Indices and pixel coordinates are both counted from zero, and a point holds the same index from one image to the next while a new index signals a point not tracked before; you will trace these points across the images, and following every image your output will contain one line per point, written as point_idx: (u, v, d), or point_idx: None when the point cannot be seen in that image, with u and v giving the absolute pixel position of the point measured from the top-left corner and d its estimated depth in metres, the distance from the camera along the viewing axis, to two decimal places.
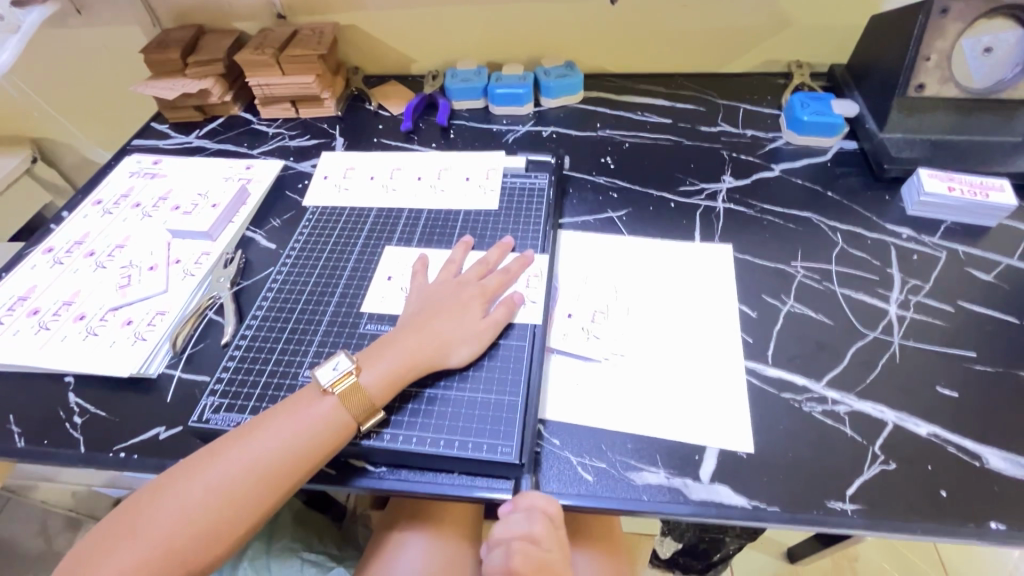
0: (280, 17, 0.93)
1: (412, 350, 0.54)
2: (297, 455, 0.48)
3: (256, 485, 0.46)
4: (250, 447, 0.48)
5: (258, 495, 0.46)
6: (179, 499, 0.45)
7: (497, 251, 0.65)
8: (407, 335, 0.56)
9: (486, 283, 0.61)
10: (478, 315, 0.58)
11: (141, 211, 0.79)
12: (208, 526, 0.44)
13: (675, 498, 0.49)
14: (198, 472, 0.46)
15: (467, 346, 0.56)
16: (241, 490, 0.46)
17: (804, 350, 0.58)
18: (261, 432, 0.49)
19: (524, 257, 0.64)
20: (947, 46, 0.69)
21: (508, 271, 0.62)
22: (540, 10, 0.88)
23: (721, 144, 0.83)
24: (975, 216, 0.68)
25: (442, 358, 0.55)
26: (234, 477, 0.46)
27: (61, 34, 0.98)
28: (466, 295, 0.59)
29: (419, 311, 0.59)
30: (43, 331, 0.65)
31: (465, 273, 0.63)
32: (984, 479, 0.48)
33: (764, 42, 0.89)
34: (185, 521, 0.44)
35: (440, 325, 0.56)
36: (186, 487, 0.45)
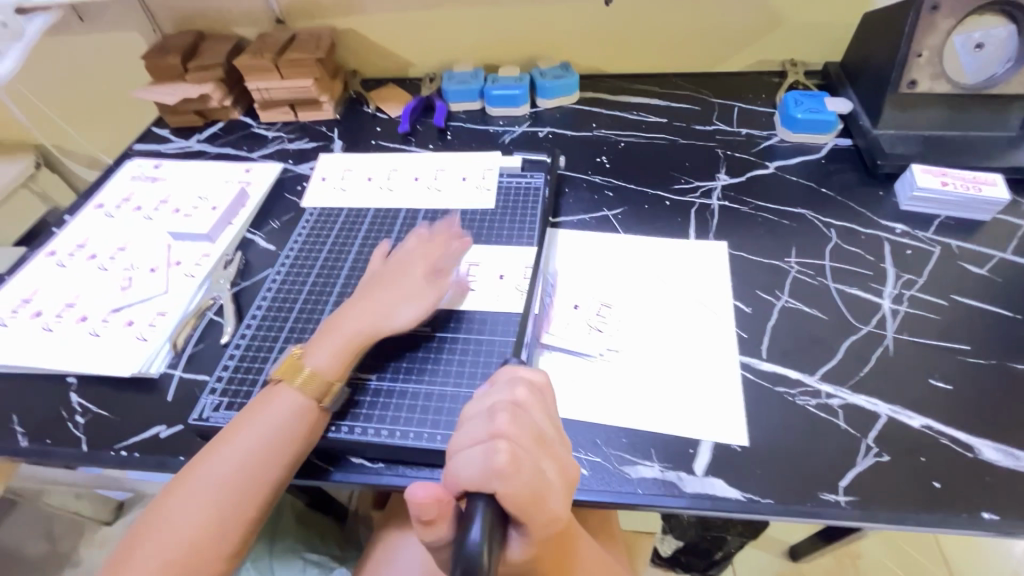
0: (279, 22, 0.95)
1: (352, 325, 0.56)
2: (285, 437, 0.49)
3: (253, 473, 0.47)
4: (240, 439, 0.49)
5: (257, 485, 0.47)
6: (184, 501, 0.45)
7: (442, 226, 0.67)
8: (349, 311, 0.57)
9: (424, 253, 0.63)
10: (418, 283, 0.60)
11: (142, 215, 0.80)
12: (218, 522, 0.45)
13: (669, 491, 0.49)
14: (196, 471, 0.47)
15: (409, 311, 0.58)
16: (239, 481, 0.47)
17: (799, 345, 0.58)
18: (246, 424, 0.50)
19: (462, 235, 0.66)
20: (938, 42, 0.69)
21: (444, 245, 0.64)
22: (535, 12, 0.89)
23: (716, 142, 0.83)
24: (968, 210, 0.68)
25: (385, 324, 0.57)
26: (230, 469, 0.47)
27: (63, 40, 0.99)
28: (408, 264, 0.62)
29: (363, 286, 0.61)
30: (45, 332, 0.66)
31: (409, 246, 0.65)
32: (978, 470, 0.48)
33: (757, 41, 0.90)
34: (194, 522, 0.44)
35: (379, 295, 0.58)
36: (187, 487, 0.46)
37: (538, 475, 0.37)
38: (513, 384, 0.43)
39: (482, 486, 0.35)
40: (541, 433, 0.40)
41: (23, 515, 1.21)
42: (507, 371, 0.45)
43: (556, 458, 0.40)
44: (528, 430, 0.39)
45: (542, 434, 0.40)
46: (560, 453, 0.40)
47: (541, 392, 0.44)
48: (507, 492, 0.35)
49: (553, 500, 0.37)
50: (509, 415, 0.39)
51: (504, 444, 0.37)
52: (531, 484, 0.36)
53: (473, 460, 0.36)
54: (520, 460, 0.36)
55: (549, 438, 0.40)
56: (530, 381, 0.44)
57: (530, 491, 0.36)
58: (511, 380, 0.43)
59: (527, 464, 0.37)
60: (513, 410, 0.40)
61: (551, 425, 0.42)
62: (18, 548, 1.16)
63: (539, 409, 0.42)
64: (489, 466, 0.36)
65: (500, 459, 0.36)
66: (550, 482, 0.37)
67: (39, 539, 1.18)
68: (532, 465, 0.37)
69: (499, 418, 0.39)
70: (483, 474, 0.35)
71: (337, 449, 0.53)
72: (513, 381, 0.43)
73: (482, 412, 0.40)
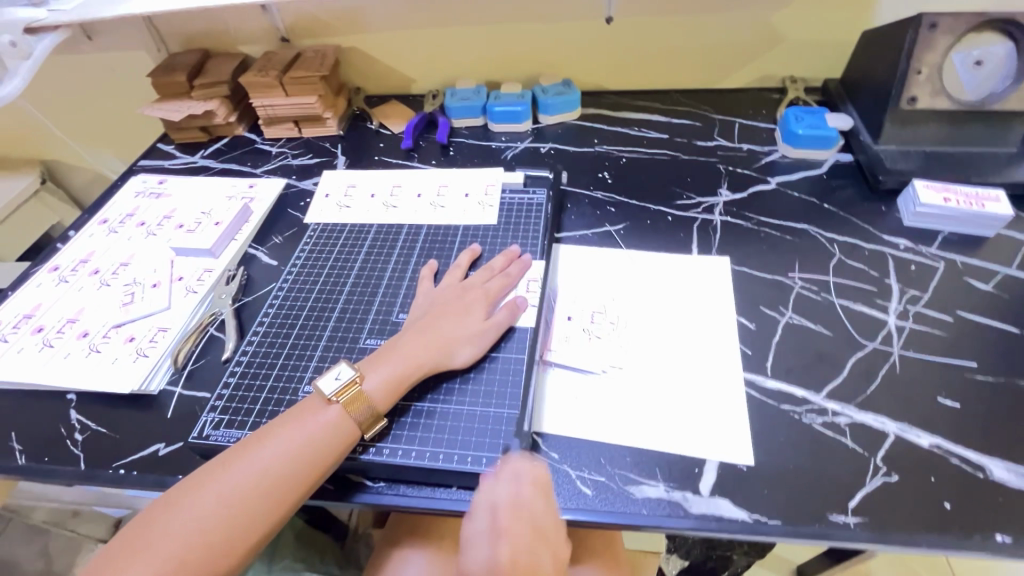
0: (284, 40, 0.96)
1: (414, 355, 0.55)
2: (304, 463, 0.48)
3: (265, 496, 0.46)
4: (257, 456, 0.48)
5: (267, 509, 0.46)
6: (191, 511, 0.45)
7: (503, 258, 0.66)
8: (412, 338, 0.57)
9: (490, 286, 0.62)
10: (481, 317, 0.59)
11: (145, 230, 0.80)
12: (222, 537, 0.44)
13: (675, 512, 0.48)
14: (209, 483, 0.46)
15: (470, 346, 0.57)
16: (249, 502, 0.46)
17: (804, 361, 0.58)
18: (267, 443, 0.49)
19: (523, 261, 0.66)
20: (938, 59, 0.70)
21: (509, 274, 0.64)
22: (536, 30, 0.90)
23: (717, 158, 0.84)
24: (972, 226, 0.68)
25: (446, 358, 0.56)
26: (244, 488, 0.46)
27: (72, 59, 1.00)
28: (470, 294, 0.61)
29: (425, 313, 0.60)
30: (47, 348, 0.66)
31: (471, 278, 0.64)
32: (989, 491, 0.48)
33: (757, 58, 0.91)
34: (199, 535, 0.44)
35: (442, 326, 0.58)
36: (198, 499, 0.45)
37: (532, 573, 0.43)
38: (516, 480, 0.47)
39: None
40: (541, 530, 0.46)
41: None
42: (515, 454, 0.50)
43: (553, 546, 0.46)
44: (526, 526, 0.46)
45: (540, 529, 0.46)
46: (554, 538, 0.46)
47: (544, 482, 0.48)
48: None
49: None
50: (510, 514, 0.46)
51: (504, 548, 0.44)
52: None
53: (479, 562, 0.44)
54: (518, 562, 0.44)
55: (546, 528, 0.46)
56: (533, 469, 0.48)
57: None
58: (515, 474, 0.48)
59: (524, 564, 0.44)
60: (514, 508, 0.46)
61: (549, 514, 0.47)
62: None
63: (541, 499, 0.47)
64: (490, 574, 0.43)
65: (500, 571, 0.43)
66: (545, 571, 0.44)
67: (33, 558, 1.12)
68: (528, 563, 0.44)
69: (499, 516, 0.46)
70: None
71: (338, 469, 0.53)
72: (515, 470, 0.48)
73: (485, 504, 0.47)
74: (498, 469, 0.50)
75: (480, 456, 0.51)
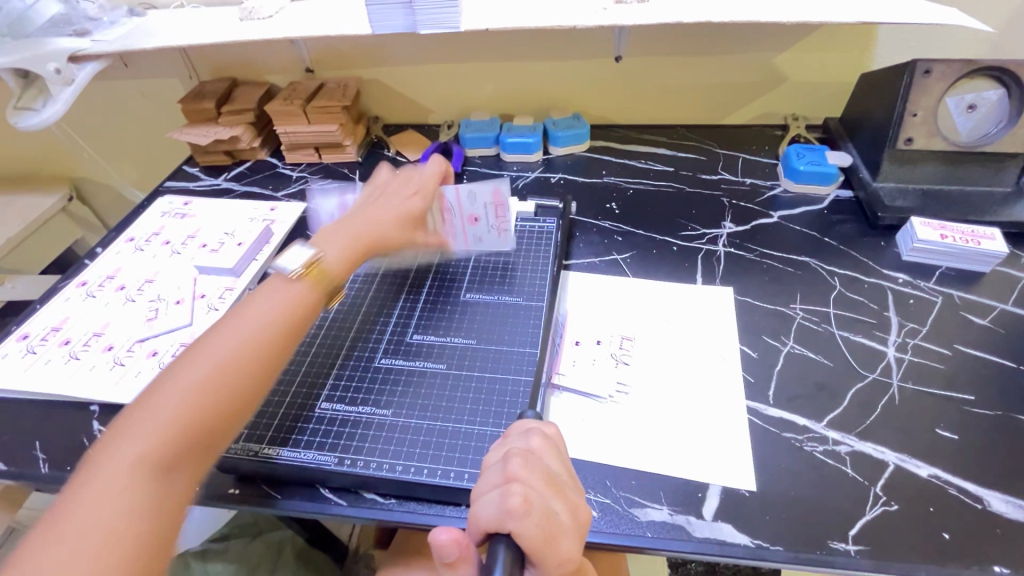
0: (308, 71, 1.01)
1: None
2: (281, 311, 0.54)
3: (222, 397, 0.48)
4: (219, 342, 0.50)
5: (233, 393, 0.49)
6: (164, 395, 0.46)
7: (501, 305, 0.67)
8: None
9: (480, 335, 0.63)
10: None
11: (170, 248, 0.84)
12: (186, 428, 0.46)
13: (679, 535, 0.49)
14: (198, 350, 0.50)
15: None
16: (228, 365, 0.49)
17: (805, 390, 0.59)
18: (229, 328, 0.52)
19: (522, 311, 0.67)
20: (933, 103, 0.73)
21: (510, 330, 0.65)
22: (549, 67, 0.95)
23: (721, 191, 0.87)
24: (969, 262, 0.70)
25: None
26: (188, 381, 0.47)
27: (107, 85, 1.06)
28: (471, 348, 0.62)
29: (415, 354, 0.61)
30: (73, 360, 0.68)
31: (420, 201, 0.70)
32: (987, 522, 0.49)
33: (760, 97, 0.95)
34: (165, 425, 0.45)
35: None
36: (172, 381, 0.47)
37: (549, 514, 0.38)
38: (528, 435, 0.45)
39: (498, 525, 0.36)
40: (554, 476, 0.41)
41: None
42: (520, 425, 0.48)
43: (570, 501, 0.41)
44: (539, 473, 0.41)
45: (555, 478, 0.41)
46: (572, 495, 0.41)
47: (555, 441, 0.46)
48: (520, 530, 0.36)
49: (567, 540, 0.38)
50: (521, 459, 0.41)
51: (518, 486, 0.39)
52: (544, 526, 0.37)
53: (489, 505, 0.38)
54: (532, 503, 0.38)
55: (563, 483, 0.42)
56: (544, 431, 0.46)
57: (541, 530, 0.37)
58: (527, 431, 0.46)
59: (539, 505, 0.38)
60: (526, 457, 0.42)
61: (565, 471, 0.43)
62: None
63: (554, 457, 0.44)
64: (502, 507, 0.37)
65: (512, 501, 0.37)
66: (561, 521, 0.39)
67: None
68: (544, 506, 0.38)
69: (511, 463, 0.41)
70: (500, 516, 0.37)
71: (349, 484, 0.54)
72: (529, 431, 0.45)
73: (497, 462, 0.42)
74: None
75: None
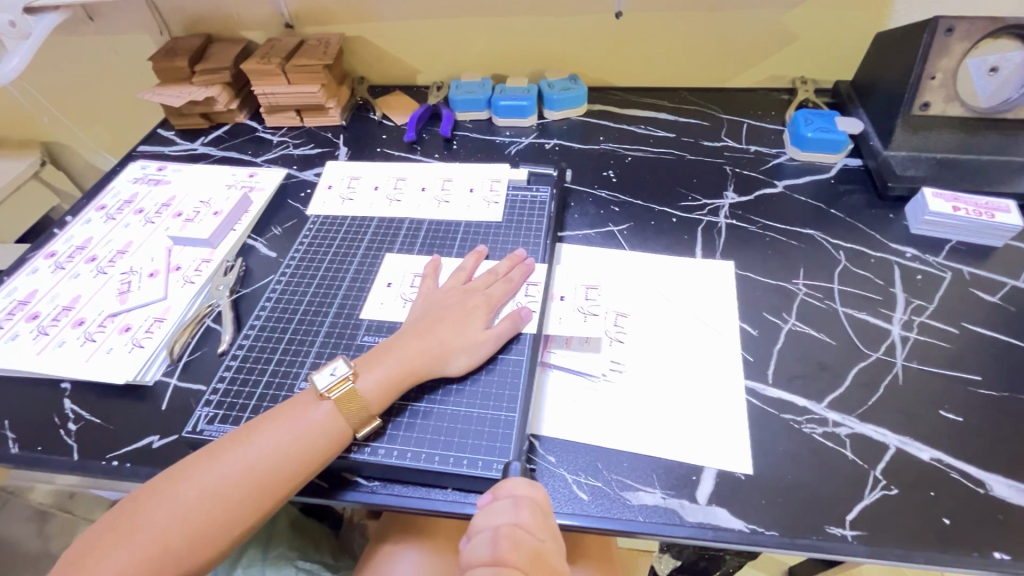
0: (288, 27, 0.94)
1: (411, 358, 0.55)
2: (302, 454, 0.49)
3: (225, 510, 0.45)
4: (242, 452, 0.48)
5: (239, 516, 0.46)
6: (176, 500, 0.45)
7: (508, 262, 0.65)
8: (408, 341, 0.56)
9: (492, 293, 0.61)
10: (481, 325, 0.58)
11: (143, 217, 0.79)
12: (188, 541, 0.44)
13: (672, 520, 0.48)
14: (220, 455, 0.48)
15: (467, 355, 0.56)
16: (285, 459, 0.48)
17: (805, 370, 0.57)
18: (258, 434, 0.49)
19: (525, 265, 0.64)
20: (953, 64, 0.68)
21: (511, 280, 0.63)
22: (545, 23, 0.89)
23: (724, 159, 0.83)
24: (980, 236, 0.67)
25: (440, 366, 0.55)
26: (194, 497, 0.45)
27: (72, 40, 0.99)
28: (477, 308, 0.59)
29: (424, 317, 0.59)
30: (41, 336, 0.65)
31: (474, 281, 0.63)
32: (989, 507, 0.47)
33: (768, 58, 0.89)
34: (165, 539, 0.44)
35: (443, 331, 0.57)
36: (185, 485, 0.46)
37: None
38: (516, 507, 0.45)
39: None
40: (540, 553, 0.43)
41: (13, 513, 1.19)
42: (508, 484, 0.46)
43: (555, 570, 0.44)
44: (526, 554, 0.43)
45: (541, 553, 0.43)
46: (557, 564, 0.44)
47: (543, 505, 0.46)
48: None
49: None
50: (508, 545, 0.43)
51: None
52: None
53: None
54: None
55: (547, 554, 0.44)
56: (532, 498, 0.46)
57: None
58: (514, 498, 0.45)
59: None
60: (512, 540, 0.43)
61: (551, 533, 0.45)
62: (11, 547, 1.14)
63: (542, 525, 0.45)
64: None
65: None
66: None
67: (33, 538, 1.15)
68: None
69: (499, 546, 0.43)
70: None
71: (331, 466, 0.52)
72: (517, 497, 0.45)
73: (484, 532, 0.44)
74: (494, 472, 0.50)
75: (476, 459, 0.51)
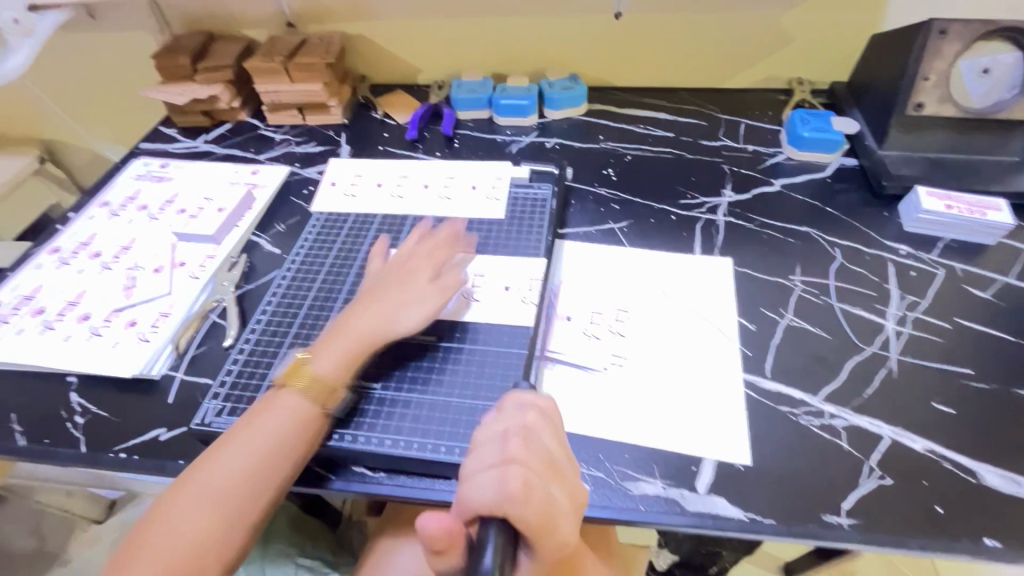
0: (290, 25, 0.95)
1: (357, 332, 0.56)
2: (308, 425, 0.51)
3: (251, 490, 0.47)
4: (232, 453, 0.49)
5: (264, 495, 0.48)
6: (181, 513, 0.46)
7: (447, 230, 0.66)
8: (353, 318, 0.58)
9: (429, 260, 0.63)
10: (424, 286, 0.60)
11: (147, 214, 0.80)
12: (223, 525, 0.46)
13: (672, 509, 0.49)
14: (236, 440, 0.50)
15: (415, 315, 0.58)
16: (293, 433, 0.50)
17: (802, 364, 0.58)
18: (265, 415, 0.51)
19: (458, 234, 0.66)
20: (945, 66, 0.70)
21: (445, 247, 0.64)
22: (546, 23, 0.90)
23: (722, 158, 0.84)
24: (972, 233, 0.69)
25: (390, 330, 0.57)
26: (222, 483, 0.47)
27: (73, 38, 0.99)
28: (418, 275, 0.61)
29: (368, 289, 0.61)
30: (47, 330, 0.66)
31: (405, 253, 0.64)
32: (980, 496, 0.49)
33: (765, 59, 0.91)
34: (177, 551, 0.44)
35: (386, 298, 0.59)
36: (209, 473, 0.48)
37: (549, 498, 0.37)
38: (523, 410, 0.44)
39: (493, 508, 0.34)
40: (552, 456, 0.40)
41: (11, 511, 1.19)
42: (513, 397, 0.46)
43: (568, 484, 0.40)
44: (539, 455, 0.39)
45: (553, 460, 0.40)
46: (571, 478, 0.40)
47: (550, 416, 0.44)
48: (520, 515, 0.34)
49: (567, 521, 0.37)
50: (521, 441, 0.40)
51: (517, 469, 0.37)
52: (543, 508, 0.36)
53: (486, 485, 0.36)
54: (532, 486, 0.36)
55: (560, 465, 0.40)
56: (539, 407, 0.44)
57: (541, 513, 0.35)
58: (522, 405, 0.44)
59: (539, 490, 0.36)
60: (524, 437, 0.40)
61: (563, 454, 0.42)
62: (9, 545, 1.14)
63: (551, 433, 0.42)
64: (502, 490, 0.35)
65: (512, 484, 0.36)
66: (560, 506, 0.37)
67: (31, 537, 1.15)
68: (543, 490, 0.37)
69: (509, 444, 0.39)
70: (496, 500, 0.35)
71: (337, 457, 0.53)
72: (524, 407, 0.44)
73: (494, 438, 0.41)
74: None
75: None
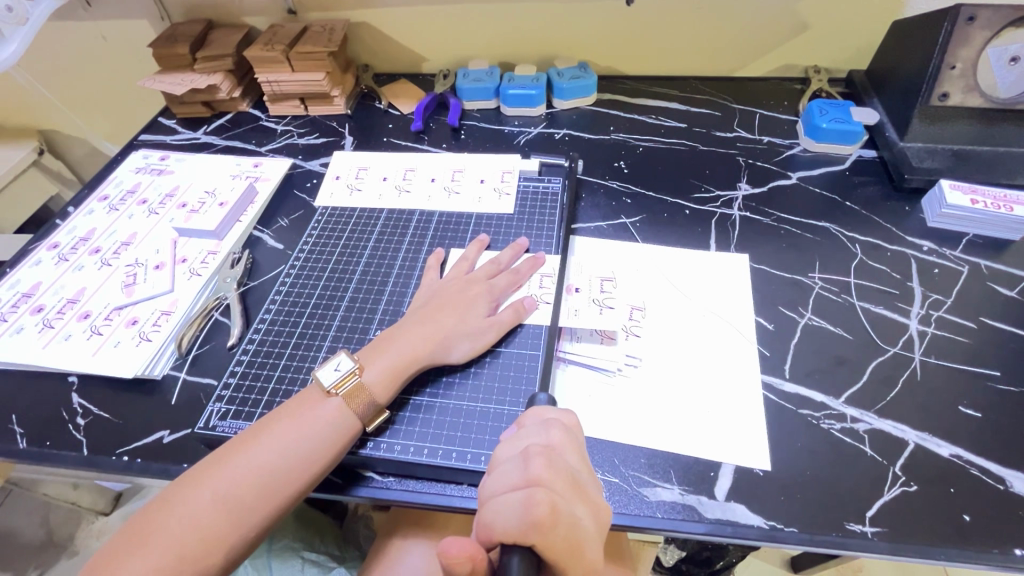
0: (291, 12, 0.92)
1: (413, 346, 0.54)
2: (335, 435, 0.49)
3: (267, 493, 0.46)
4: (253, 452, 0.47)
5: (279, 498, 0.46)
6: (189, 506, 0.44)
7: (510, 252, 0.65)
8: (410, 329, 0.55)
9: (495, 282, 0.60)
10: (484, 313, 0.58)
11: (147, 208, 0.78)
12: (234, 524, 0.44)
13: (690, 516, 0.47)
14: (260, 438, 0.48)
15: (468, 343, 0.56)
16: (321, 441, 0.48)
17: (822, 365, 0.57)
18: (294, 417, 0.49)
19: (536, 258, 0.64)
20: (972, 54, 0.67)
21: (519, 271, 0.62)
22: (555, 10, 0.87)
23: (737, 150, 0.81)
24: (997, 229, 0.66)
25: (442, 353, 0.55)
26: (240, 480, 0.46)
27: (69, 26, 0.97)
28: (480, 299, 0.59)
29: (425, 304, 0.59)
30: (47, 329, 0.64)
31: (476, 271, 0.62)
32: (1009, 504, 0.47)
33: (781, 46, 0.88)
34: (184, 544, 0.43)
35: (446, 318, 0.56)
36: (228, 468, 0.46)
37: (574, 523, 0.35)
38: (547, 428, 0.42)
39: (517, 537, 0.33)
40: (576, 477, 0.38)
41: (18, 503, 1.19)
42: (534, 414, 0.45)
43: (591, 502, 0.38)
44: (562, 475, 0.38)
45: (577, 478, 0.38)
46: (594, 496, 0.39)
47: (573, 432, 0.43)
48: (545, 544, 0.33)
49: (590, 547, 0.36)
50: (544, 460, 0.38)
51: (542, 494, 0.35)
52: (568, 536, 0.34)
53: (510, 509, 0.35)
54: (557, 513, 0.35)
55: (583, 483, 0.39)
56: (562, 424, 0.43)
57: (567, 541, 0.34)
58: (544, 423, 0.43)
59: (564, 515, 0.35)
60: (548, 455, 0.38)
61: (585, 468, 0.41)
62: (16, 537, 1.15)
63: (574, 451, 0.41)
64: (526, 516, 0.34)
65: (538, 511, 0.34)
66: (584, 528, 0.36)
67: (38, 528, 1.16)
68: (568, 514, 0.35)
69: (533, 464, 0.37)
70: (520, 528, 0.33)
71: (345, 461, 0.52)
72: (547, 423, 0.43)
73: (515, 458, 0.39)
74: None
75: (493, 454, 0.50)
